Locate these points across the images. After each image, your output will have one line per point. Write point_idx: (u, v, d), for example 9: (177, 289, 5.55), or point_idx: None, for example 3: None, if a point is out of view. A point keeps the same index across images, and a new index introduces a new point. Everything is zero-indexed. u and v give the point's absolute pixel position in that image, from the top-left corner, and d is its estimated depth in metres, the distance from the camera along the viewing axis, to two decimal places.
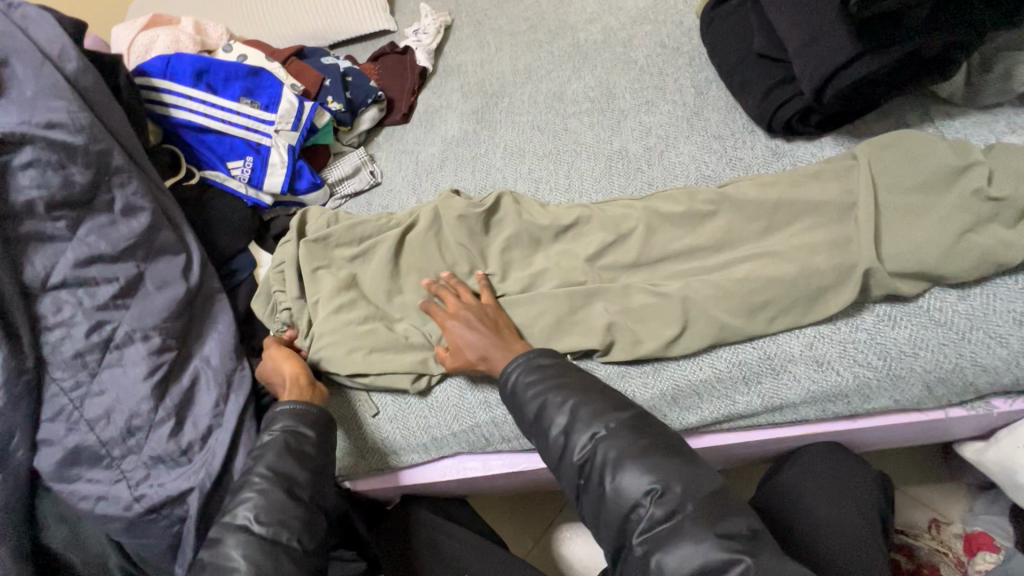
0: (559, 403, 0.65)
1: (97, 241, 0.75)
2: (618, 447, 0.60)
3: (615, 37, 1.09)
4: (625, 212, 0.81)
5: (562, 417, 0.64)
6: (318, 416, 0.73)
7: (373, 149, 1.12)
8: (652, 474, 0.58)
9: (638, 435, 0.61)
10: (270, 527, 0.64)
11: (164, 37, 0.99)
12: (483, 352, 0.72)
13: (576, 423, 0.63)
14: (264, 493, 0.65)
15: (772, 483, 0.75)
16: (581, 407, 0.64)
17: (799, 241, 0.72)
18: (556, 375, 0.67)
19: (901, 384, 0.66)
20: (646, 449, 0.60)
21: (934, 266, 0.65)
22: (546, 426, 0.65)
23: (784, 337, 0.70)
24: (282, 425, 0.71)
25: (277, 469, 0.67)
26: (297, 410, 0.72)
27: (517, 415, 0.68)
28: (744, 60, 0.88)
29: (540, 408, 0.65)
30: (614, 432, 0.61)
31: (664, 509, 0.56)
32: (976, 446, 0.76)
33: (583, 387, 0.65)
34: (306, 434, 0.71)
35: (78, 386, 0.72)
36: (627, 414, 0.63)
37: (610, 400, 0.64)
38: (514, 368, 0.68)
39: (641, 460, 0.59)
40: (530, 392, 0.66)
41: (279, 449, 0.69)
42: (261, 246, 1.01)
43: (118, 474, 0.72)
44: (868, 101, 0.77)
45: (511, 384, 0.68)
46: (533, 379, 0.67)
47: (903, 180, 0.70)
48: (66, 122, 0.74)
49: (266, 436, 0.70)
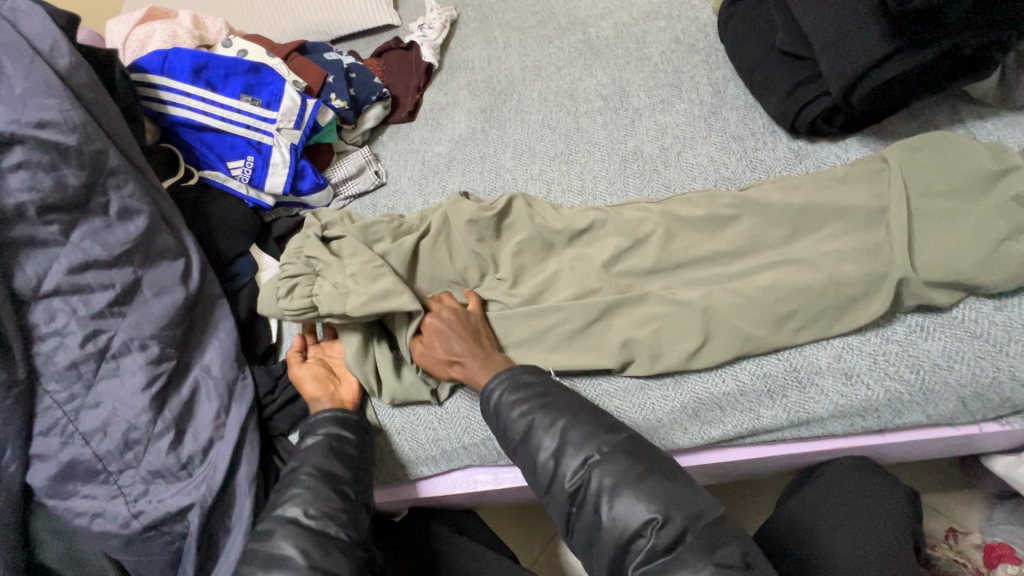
0: (548, 425, 0.62)
1: (92, 246, 0.71)
2: (613, 473, 0.58)
3: (627, 33, 1.05)
4: (643, 215, 0.77)
5: (552, 441, 0.62)
6: (356, 423, 0.72)
7: (378, 148, 1.09)
8: (650, 501, 0.56)
9: (634, 460, 0.59)
10: (318, 520, 0.61)
11: (161, 32, 0.95)
12: (456, 355, 0.70)
13: (566, 448, 0.61)
14: (313, 489, 0.63)
15: (796, 501, 0.73)
16: (573, 430, 0.61)
17: (827, 247, 0.69)
18: (548, 398, 0.64)
19: (935, 399, 0.63)
20: (641, 474, 0.58)
21: (971, 276, 0.62)
22: (536, 451, 0.62)
23: (810, 349, 0.67)
24: (326, 429, 0.70)
25: (322, 468, 0.65)
26: (338, 416, 0.71)
27: (502, 438, 0.65)
28: (766, 57, 0.85)
29: (529, 433, 0.63)
30: (608, 456, 0.59)
31: (664, 539, 0.54)
32: (1007, 459, 0.73)
33: (577, 408, 0.63)
34: (348, 438, 0.70)
35: (73, 398, 0.69)
36: (621, 437, 0.61)
37: (600, 422, 0.62)
38: (498, 385, 0.66)
39: (638, 486, 0.57)
40: (519, 415, 0.64)
41: (324, 450, 0.67)
42: (262, 249, 0.97)
43: (115, 490, 0.69)
44: (897, 102, 0.74)
45: (493, 402, 0.66)
46: (517, 398, 0.65)
47: (937, 185, 0.67)
48: (58, 121, 0.70)
49: (309, 440, 0.69)
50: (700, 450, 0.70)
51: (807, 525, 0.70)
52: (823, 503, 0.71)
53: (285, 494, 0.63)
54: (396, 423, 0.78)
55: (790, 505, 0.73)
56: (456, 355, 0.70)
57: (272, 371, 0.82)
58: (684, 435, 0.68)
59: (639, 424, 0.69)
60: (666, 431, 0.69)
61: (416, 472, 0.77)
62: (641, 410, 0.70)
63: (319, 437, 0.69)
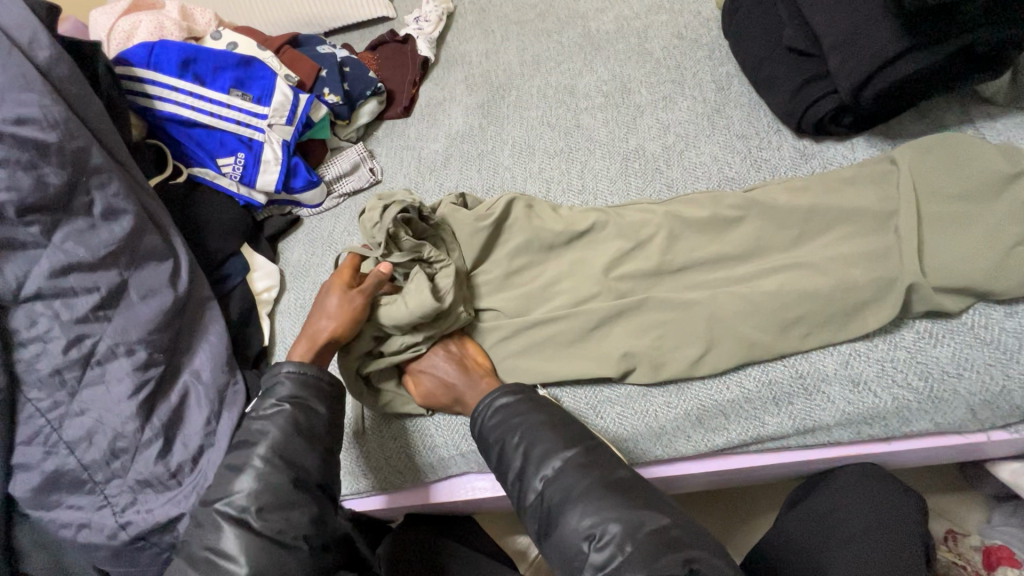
0: (515, 445, 0.62)
1: (75, 248, 0.68)
2: (564, 488, 0.58)
3: (629, 27, 1.03)
4: (645, 217, 0.75)
5: (517, 459, 0.62)
6: (327, 390, 0.68)
7: (373, 144, 1.06)
8: (592, 516, 0.55)
9: (588, 473, 0.58)
10: (273, 525, 0.58)
11: (147, 22, 0.92)
12: (457, 394, 0.70)
13: (528, 464, 0.61)
14: (265, 484, 0.60)
15: (805, 506, 0.72)
16: (533, 445, 0.61)
17: (834, 252, 0.67)
18: (517, 414, 0.64)
19: (944, 407, 0.62)
20: (589, 489, 0.57)
21: (983, 281, 0.60)
22: (505, 469, 0.63)
23: (817, 355, 0.66)
24: (290, 395, 0.65)
25: (281, 450, 0.62)
26: (302, 377, 0.67)
27: (483, 457, 0.66)
28: (772, 53, 0.82)
29: (498, 451, 0.64)
30: (562, 472, 0.59)
31: (604, 555, 0.53)
32: (1013, 466, 0.72)
33: (542, 422, 0.63)
34: (315, 412, 0.66)
35: (57, 406, 0.66)
36: (577, 451, 0.60)
37: (564, 437, 0.61)
38: (480, 411, 0.66)
39: (583, 502, 0.56)
40: (491, 434, 0.64)
41: (286, 419, 0.64)
42: (255, 249, 0.95)
43: (102, 500, 0.67)
44: (906, 102, 0.72)
45: (479, 428, 0.66)
46: (495, 421, 0.65)
47: (946, 188, 0.65)
48: (38, 117, 0.67)
49: (271, 406, 0.65)
50: (703, 459, 0.69)
51: (806, 535, 0.70)
52: (827, 512, 0.70)
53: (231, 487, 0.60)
54: (393, 427, 0.76)
55: (796, 516, 0.72)
56: (456, 395, 0.70)
57: (265, 376, 0.79)
58: (688, 442, 0.67)
59: (643, 431, 0.68)
60: (670, 438, 0.67)
61: (410, 480, 0.74)
62: (645, 417, 0.68)
63: (283, 405, 0.65)
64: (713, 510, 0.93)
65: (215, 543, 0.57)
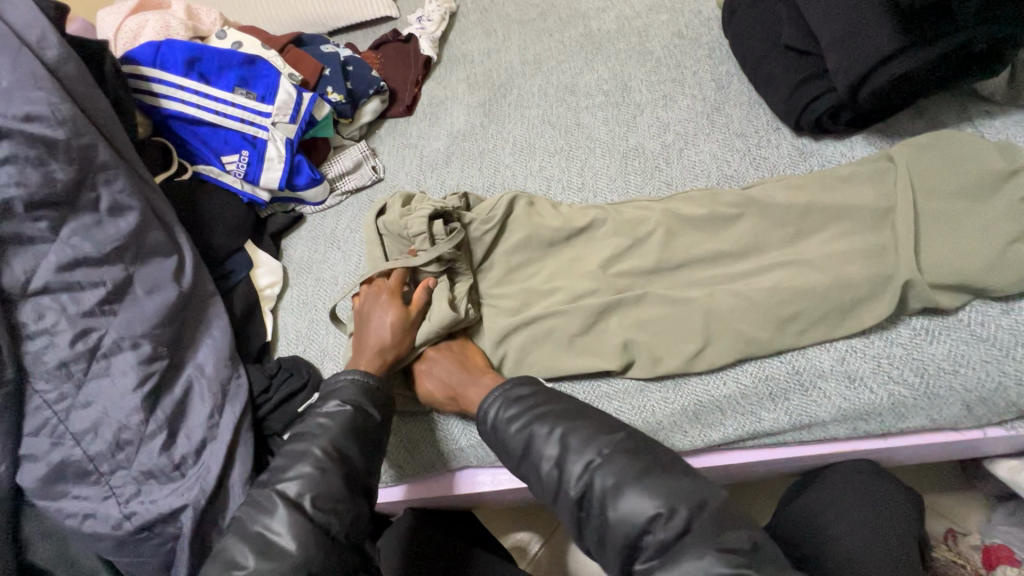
0: (546, 434, 0.61)
1: (82, 243, 0.70)
2: (615, 472, 0.56)
3: (630, 26, 1.03)
4: (644, 214, 0.76)
5: (551, 448, 0.60)
6: (386, 401, 0.69)
7: (375, 143, 1.07)
8: (655, 497, 0.53)
9: (637, 456, 0.56)
10: (324, 514, 0.59)
11: (154, 22, 0.93)
12: (455, 391, 0.70)
13: (566, 452, 0.59)
14: (323, 472, 0.61)
15: (803, 504, 0.72)
16: (570, 433, 0.59)
17: (831, 249, 0.67)
18: (538, 405, 0.63)
19: (940, 404, 0.62)
20: (643, 471, 0.55)
21: (978, 278, 0.61)
22: (536, 461, 0.60)
23: (813, 351, 0.66)
24: (353, 397, 0.66)
25: (340, 445, 0.63)
26: (361, 381, 0.68)
27: (501, 453, 0.64)
28: (771, 52, 0.83)
29: (525, 442, 0.62)
30: (609, 456, 0.57)
31: (672, 532, 0.52)
32: (1010, 464, 0.73)
33: (571, 412, 0.61)
34: (372, 416, 0.67)
35: (64, 398, 0.67)
36: (620, 436, 0.59)
37: (599, 424, 0.60)
38: (492, 404, 0.65)
39: (640, 484, 0.54)
40: (513, 426, 0.62)
41: (346, 420, 0.65)
42: (258, 246, 0.96)
43: (107, 491, 0.68)
44: (903, 101, 0.72)
45: (491, 420, 0.64)
46: (515, 412, 0.63)
47: (942, 185, 0.66)
48: (47, 115, 0.69)
49: (333, 404, 0.66)
50: (700, 454, 0.69)
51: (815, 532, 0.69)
52: (828, 511, 0.69)
53: (284, 475, 0.61)
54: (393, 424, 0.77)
55: (796, 513, 0.72)
56: (456, 394, 0.70)
57: (267, 370, 0.80)
58: (684, 437, 0.67)
59: (640, 427, 0.68)
60: (666, 434, 0.68)
61: (409, 474, 0.75)
62: (642, 412, 0.68)
63: (346, 406, 0.66)
64: None
65: (260, 525, 0.58)
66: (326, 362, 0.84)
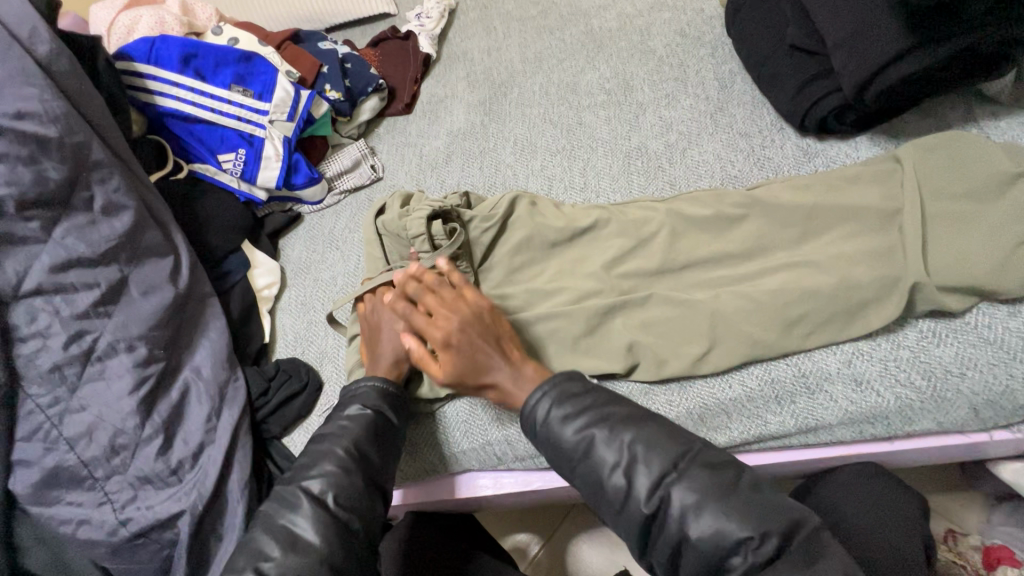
0: (612, 441, 0.57)
1: (75, 243, 0.68)
2: (695, 489, 0.52)
3: (631, 24, 1.02)
4: (648, 215, 0.75)
5: (616, 458, 0.56)
6: (403, 403, 0.68)
7: (374, 141, 1.06)
8: (739, 518, 0.50)
9: (710, 472, 0.53)
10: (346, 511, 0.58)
11: (148, 17, 0.92)
12: (490, 378, 0.64)
13: (633, 463, 0.55)
14: (345, 470, 0.60)
15: (823, 502, 0.70)
16: (639, 443, 0.56)
17: (837, 250, 0.67)
18: (600, 408, 0.59)
19: (947, 407, 0.62)
20: (721, 489, 0.52)
21: (986, 280, 0.60)
22: (598, 470, 0.56)
23: (820, 354, 0.65)
24: (374, 402, 0.65)
25: (360, 445, 0.62)
26: (382, 388, 0.67)
27: (551, 457, 0.60)
28: (775, 51, 0.82)
29: (585, 448, 0.57)
30: (687, 471, 0.54)
31: (761, 555, 0.50)
32: (1015, 466, 0.72)
33: (632, 418, 0.58)
34: (390, 420, 0.66)
35: (57, 402, 0.66)
36: (694, 448, 0.55)
37: (669, 432, 0.56)
38: (542, 401, 0.60)
39: (719, 503, 0.51)
40: (574, 430, 0.58)
41: (365, 424, 0.64)
42: (256, 245, 0.95)
43: (102, 496, 0.67)
44: (908, 101, 0.72)
45: (541, 418, 0.60)
46: (571, 413, 0.59)
47: (949, 186, 0.65)
48: (39, 112, 0.67)
49: (353, 409, 0.65)
50: None
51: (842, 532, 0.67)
52: (849, 509, 0.68)
53: (307, 473, 0.60)
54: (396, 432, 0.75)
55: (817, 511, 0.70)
56: (490, 378, 0.64)
57: (265, 373, 0.79)
58: None
59: None
60: None
61: (411, 476, 0.75)
62: None
63: (366, 411, 0.64)
64: None
65: (285, 519, 0.57)
66: (325, 364, 0.82)
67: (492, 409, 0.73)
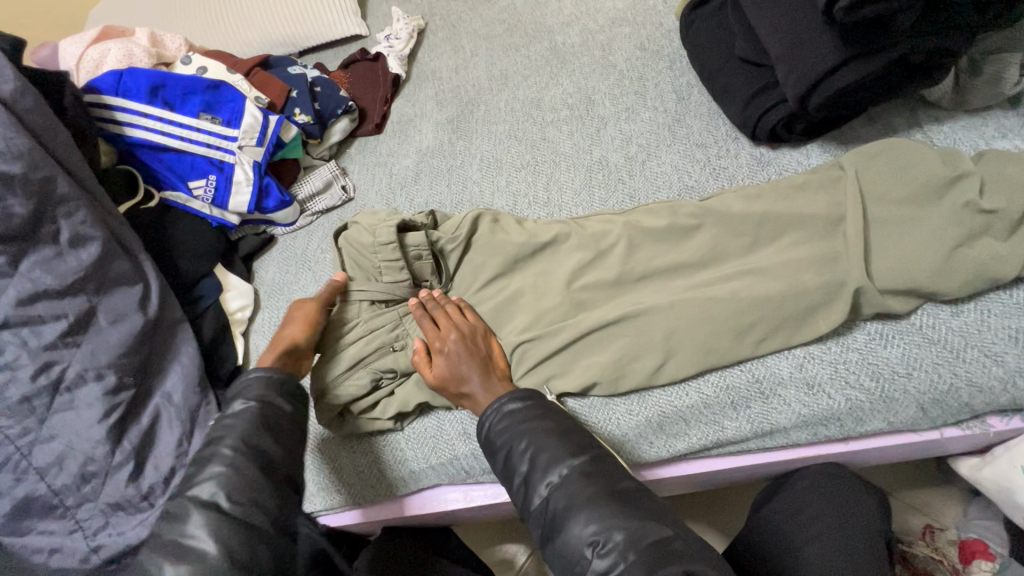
0: (522, 450, 0.61)
1: (42, 276, 0.70)
2: (568, 496, 0.56)
3: (593, 40, 1.05)
4: (606, 227, 0.77)
5: (523, 464, 0.61)
6: (295, 391, 0.67)
7: (345, 162, 1.08)
8: (597, 524, 0.54)
9: (593, 482, 0.57)
10: (243, 508, 0.56)
11: (116, 50, 0.94)
12: (468, 390, 0.69)
13: (534, 469, 0.60)
14: (228, 474, 0.57)
15: (773, 508, 0.73)
16: (540, 452, 0.60)
17: (785, 257, 0.68)
18: (525, 419, 0.63)
19: (895, 406, 0.63)
20: (593, 498, 0.55)
21: (925, 282, 0.62)
22: (511, 474, 0.62)
23: (773, 359, 0.67)
24: (258, 394, 0.64)
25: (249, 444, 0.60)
26: (268, 378, 0.66)
27: (489, 460, 0.65)
28: (726, 64, 0.85)
29: (505, 455, 0.63)
30: (567, 479, 0.58)
31: (605, 562, 0.52)
32: (973, 461, 0.74)
33: (549, 429, 0.62)
34: (282, 409, 0.65)
35: (26, 433, 0.67)
36: (583, 459, 0.59)
37: (569, 442, 0.60)
38: (487, 414, 0.65)
39: (587, 509, 0.55)
40: (497, 438, 0.63)
41: (254, 416, 0.62)
42: (228, 269, 0.96)
43: (74, 524, 0.68)
44: (853, 108, 0.74)
45: (486, 429, 0.65)
46: (503, 425, 0.64)
47: (891, 192, 0.67)
48: (3, 150, 0.69)
49: (238, 404, 0.63)
50: (668, 463, 0.70)
51: (778, 529, 0.71)
52: (790, 513, 0.71)
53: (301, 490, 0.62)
54: (363, 446, 0.77)
55: (764, 513, 0.73)
56: (467, 388, 0.69)
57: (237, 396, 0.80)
58: (650, 448, 0.68)
59: (605, 440, 0.69)
60: (633, 445, 0.69)
61: (385, 493, 0.76)
62: (608, 424, 0.69)
63: (250, 404, 0.63)
64: (700, 509, 0.94)
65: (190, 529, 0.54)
66: None
67: (459, 423, 0.74)
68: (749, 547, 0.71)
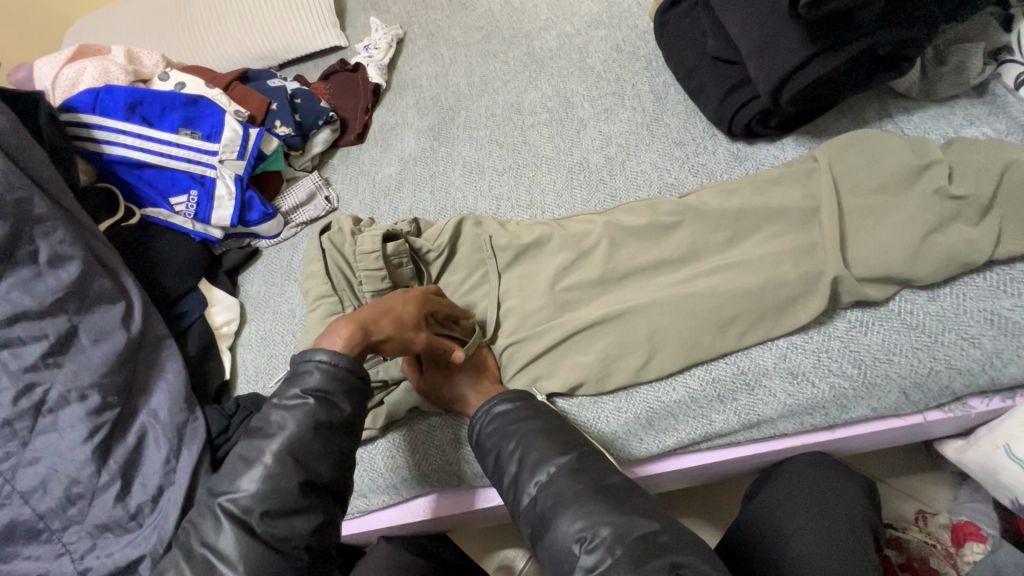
0: (512, 451, 0.61)
1: (21, 296, 0.69)
2: (557, 493, 0.57)
3: (570, 43, 1.06)
4: (588, 227, 0.77)
5: (513, 465, 0.61)
6: (357, 387, 0.60)
7: (329, 172, 1.08)
8: (584, 520, 0.54)
9: (580, 478, 0.57)
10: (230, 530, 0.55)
11: (92, 68, 0.93)
12: (458, 391, 0.70)
13: (524, 469, 0.60)
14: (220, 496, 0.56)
15: (762, 497, 0.73)
16: (529, 451, 0.60)
17: (763, 250, 0.69)
18: (514, 420, 0.63)
19: (878, 392, 0.64)
20: (580, 494, 0.56)
21: (900, 268, 0.64)
22: (501, 475, 0.62)
23: (756, 351, 0.68)
24: (316, 387, 0.59)
25: (287, 449, 0.57)
26: (332, 371, 0.59)
27: (480, 463, 0.65)
28: (700, 63, 0.86)
29: (495, 457, 0.63)
30: (556, 477, 0.58)
31: (594, 558, 0.52)
32: (957, 444, 0.75)
33: (538, 429, 0.62)
34: (339, 408, 0.59)
35: (9, 457, 0.67)
36: (572, 457, 0.59)
37: (557, 440, 0.61)
38: (477, 416, 0.65)
39: (575, 505, 0.55)
40: (488, 440, 0.64)
41: (308, 416, 0.58)
42: (213, 284, 0.95)
43: (60, 548, 0.67)
44: (823, 101, 0.76)
45: (475, 433, 0.65)
46: (493, 427, 0.64)
47: (864, 181, 0.69)
48: None
49: (293, 398, 0.59)
50: (656, 459, 0.71)
51: (767, 517, 0.71)
52: (777, 503, 0.72)
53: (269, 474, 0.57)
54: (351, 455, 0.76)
55: (755, 503, 0.73)
56: (456, 390, 0.70)
57: (224, 411, 0.79)
58: (640, 445, 0.68)
59: (595, 439, 0.69)
60: (623, 443, 0.69)
61: (378, 502, 0.75)
62: (597, 421, 0.70)
63: (307, 399, 0.58)
64: (697, 504, 0.94)
65: (194, 547, 0.55)
66: None
67: (449, 429, 0.74)
68: (738, 535, 0.72)
